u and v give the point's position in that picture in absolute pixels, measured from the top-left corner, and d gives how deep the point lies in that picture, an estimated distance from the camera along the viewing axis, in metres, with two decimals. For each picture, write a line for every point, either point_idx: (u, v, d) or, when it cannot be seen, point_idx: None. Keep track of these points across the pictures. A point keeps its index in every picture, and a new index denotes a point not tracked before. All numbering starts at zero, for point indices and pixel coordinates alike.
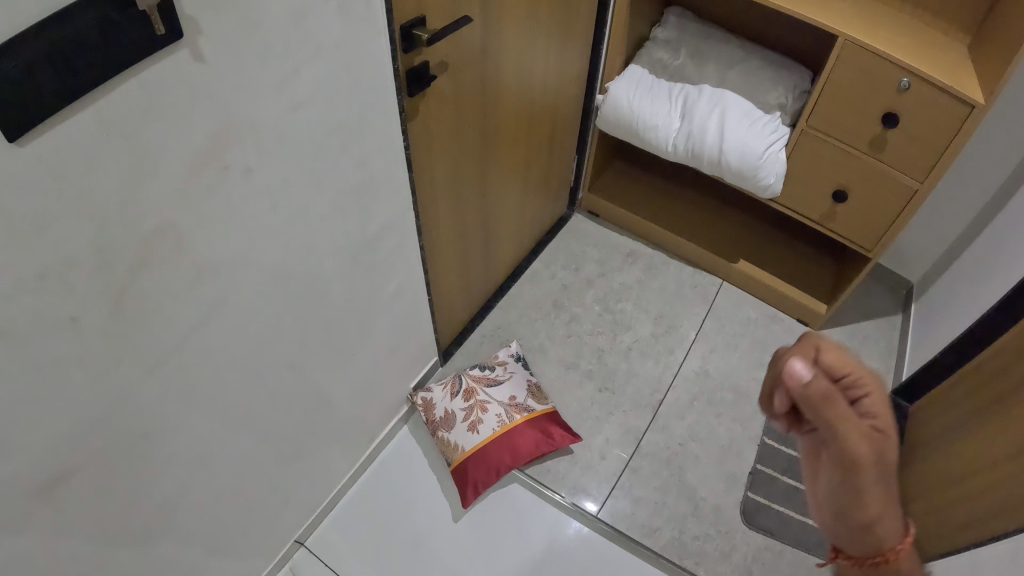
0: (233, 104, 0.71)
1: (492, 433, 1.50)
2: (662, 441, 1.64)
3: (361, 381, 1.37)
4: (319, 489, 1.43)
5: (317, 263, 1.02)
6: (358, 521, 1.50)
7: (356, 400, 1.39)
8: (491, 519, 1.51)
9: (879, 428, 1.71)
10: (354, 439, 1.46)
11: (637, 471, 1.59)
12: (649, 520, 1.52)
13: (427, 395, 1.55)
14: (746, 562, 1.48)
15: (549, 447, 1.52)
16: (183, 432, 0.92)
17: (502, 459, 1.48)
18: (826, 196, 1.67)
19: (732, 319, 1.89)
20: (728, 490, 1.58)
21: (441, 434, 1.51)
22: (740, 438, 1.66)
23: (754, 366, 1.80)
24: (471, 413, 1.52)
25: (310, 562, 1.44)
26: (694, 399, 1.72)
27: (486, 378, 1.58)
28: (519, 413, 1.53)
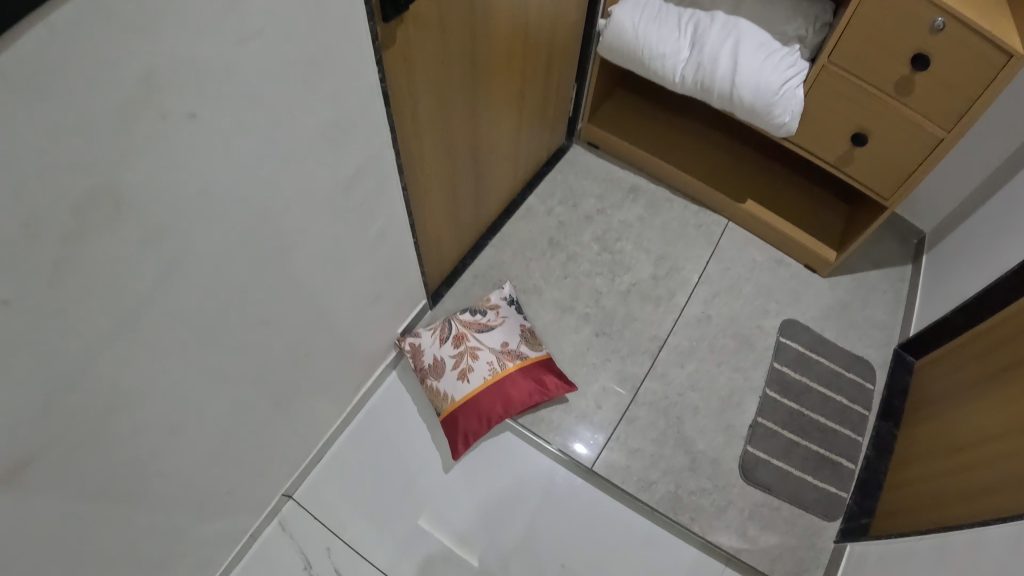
0: (166, 44, 0.60)
1: (484, 381, 1.40)
2: (661, 389, 1.58)
3: (344, 331, 1.29)
4: (306, 442, 1.38)
5: (285, 213, 0.92)
6: (348, 471, 1.46)
7: (339, 350, 1.32)
8: (483, 471, 1.47)
9: (883, 383, 1.69)
10: (339, 389, 1.40)
11: (634, 422, 1.54)
12: (644, 473, 1.49)
13: (415, 341, 1.46)
14: (742, 518, 1.48)
15: (543, 397, 1.43)
16: (150, 406, 0.86)
17: (493, 409, 1.39)
18: (845, 137, 1.57)
19: (737, 262, 1.81)
20: (727, 444, 1.55)
21: (430, 381, 1.42)
22: (740, 389, 1.61)
23: (758, 313, 1.73)
24: (462, 360, 1.42)
25: (299, 515, 1.41)
26: (694, 346, 1.65)
27: (477, 323, 1.48)
28: (512, 361, 1.43)
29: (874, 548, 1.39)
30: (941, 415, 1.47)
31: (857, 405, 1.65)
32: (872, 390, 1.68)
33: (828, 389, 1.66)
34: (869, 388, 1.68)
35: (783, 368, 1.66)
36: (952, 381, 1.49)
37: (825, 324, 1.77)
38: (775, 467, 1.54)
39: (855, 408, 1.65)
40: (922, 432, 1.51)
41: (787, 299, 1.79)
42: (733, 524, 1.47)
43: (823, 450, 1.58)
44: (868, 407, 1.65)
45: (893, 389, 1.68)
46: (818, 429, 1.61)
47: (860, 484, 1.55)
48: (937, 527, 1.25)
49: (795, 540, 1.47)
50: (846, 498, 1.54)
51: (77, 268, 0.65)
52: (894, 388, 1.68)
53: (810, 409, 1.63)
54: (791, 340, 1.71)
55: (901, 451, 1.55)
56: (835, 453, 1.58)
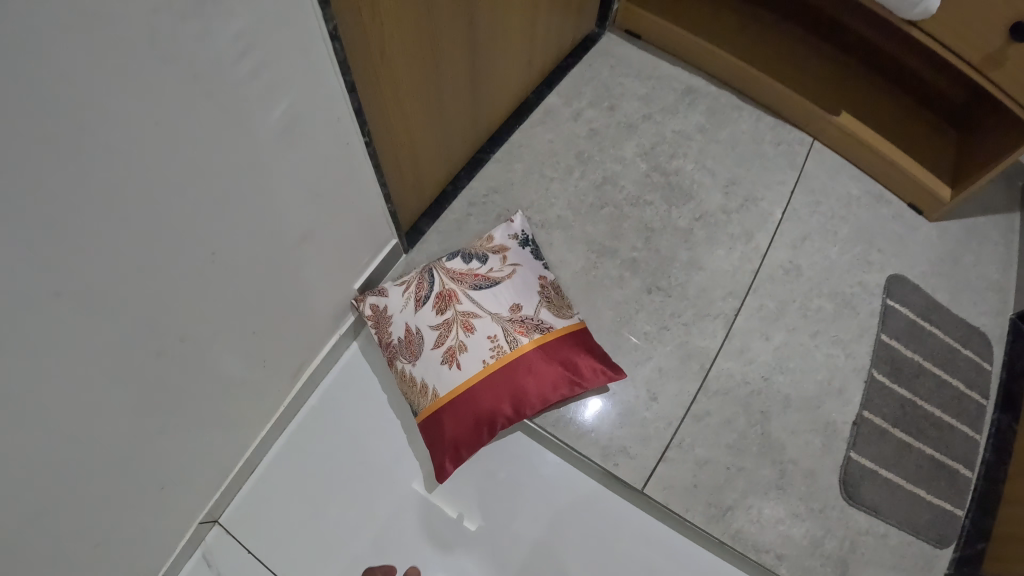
0: None
1: (483, 369, 0.87)
2: (738, 371, 1.08)
3: (270, 295, 0.81)
4: (217, 455, 0.93)
5: (69, 61, 0.43)
6: (293, 482, 1.03)
7: (264, 325, 0.84)
8: (489, 491, 1.00)
9: (1002, 360, 1.23)
10: (266, 382, 0.94)
11: (702, 421, 1.05)
12: (716, 486, 1.02)
13: (378, 303, 0.92)
14: (840, 552, 1.03)
15: (573, 390, 0.88)
16: None
17: (499, 410, 0.86)
18: (1000, 26, 1.01)
19: (830, 195, 1.31)
20: (826, 451, 1.07)
21: (400, 365, 0.90)
22: (844, 371, 1.11)
23: (859, 265, 1.26)
24: (449, 335, 0.88)
25: (227, 546, 0.99)
26: (783, 311, 1.12)
27: (474, 277, 0.92)
28: (527, 336, 0.88)
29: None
30: None
31: (975, 392, 1.19)
32: (990, 371, 1.22)
33: (942, 369, 1.20)
34: (989, 370, 1.22)
35: (892, 343, 1.20)
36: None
37: (936, 282, 1.29)
38: (883, 480, 1.09)
39: (972, 397, 1.19)
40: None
41: (892, 248, 1.31)
42: (829, 561, 1.02)
43: (937, 454, 1.13)
44: (984, 394, 1.20)
45: (1010, 369, 1.22)
46: (935, 426, 1.15)
47: (977, 498, 1.12)
48: None
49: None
50: (962, 516, 1.10)
51: None
52: (1017, 368, 1.22)
53: (923, 398, 1.17)
54: (900, 305, 1.24)
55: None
56: (952, 458, 1.14)
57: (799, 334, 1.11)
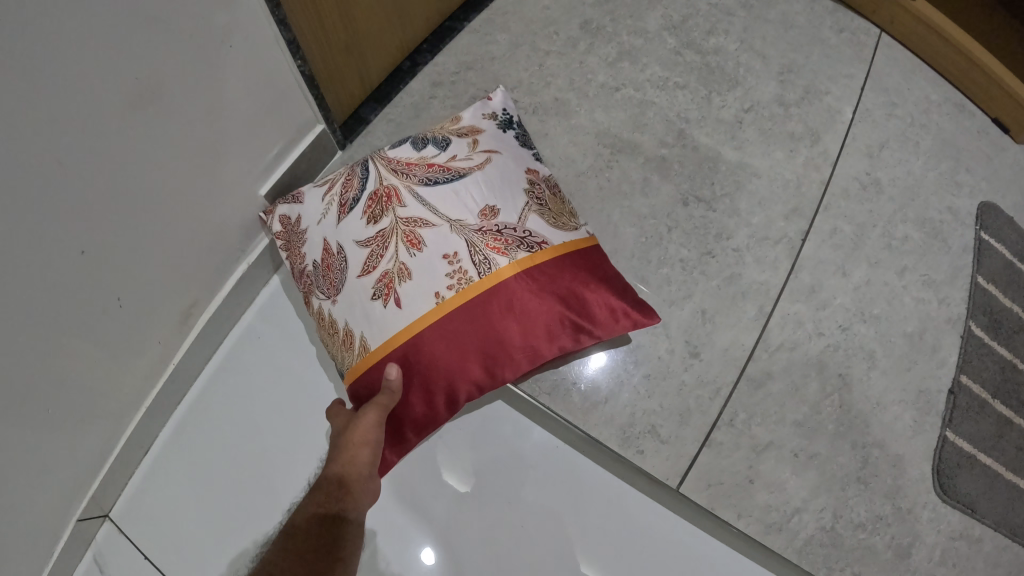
0: None
1: (436, 309, 0.57)
2: (806, 318, 0.79)
3: (97, 181, 0.52)
4: (72, 439, 0.64)
5: None
6: (199, 461, 0.77)
7: (104, 235, 0.55)
8: (470, 476, 0.71)
9: None
10: (135, 331, 0.65)
11: (762, 390, 0.76)
12: (774, 477, 0.74)
13: (289, 216, 0.66)
14: (931, 570, 0.75)
15: (571, 341, 0.60)
16: None
17: (462, 373, 0.57)
18: None
19: (907, 96, 1.01)
20: (918, 430, 0.79)
21: (317, 303, 0.63)
22: (937, 321, 0.82)
23: (947, 187, 0.97)
24: (385, 255, 0.59)
25: (121, 554, 0.74)
26: (861, 239, 0.83)
27: (431, 169, 0.63)
28: (505, 256, 0.58)
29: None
30: None
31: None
32: None
33: None
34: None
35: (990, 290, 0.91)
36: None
37: None
38: (980, 467, 0.80)
39: None
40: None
41: (981, 168, 1.00)
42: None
43: None
44: None
45: None
46: None
47: None
48: None
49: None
50: None
51: None
52: None
53: None
54: (996, 242, 0.95)
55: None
56: None
57: (883, 270, 0.82)
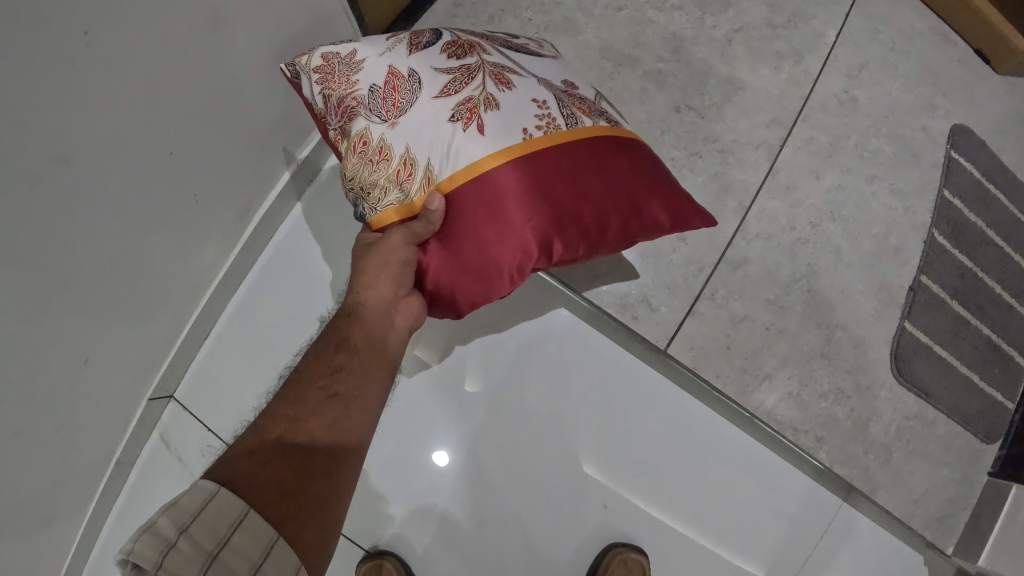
0: None
1: (509, 153, 0.59)
2: (782, 216, 0.89)
3: (188, 96, 0.62)
4: (151, 319, 0.75)
5: None
6: (248, 350, 0.90)
7: (192, 140, 0.66)
8: (505, 364, 0.83)
9: None
10: (205, 225, 0.76)
11: (739, 272, 0.87)
12: (749, 346, 0.86)
13: (337, 52, 0.62)
14: (886, 442, 0.89)
15: (622, 232, 0.64)
16: None
17: (522, 228, 0.60)
18: None
19: (891, 21, 1.09)
20: (879, 317, 0.90)
21: (362, 126, 0.61)
22: (902, 225, 0.92)
23: (922, 107, 1.06)
24: (469, 85, 0.61)
25: (184, 426, 0.88)
26: (837, 147, 0.93)
27: (509, 46, 0.70)
28: (590, 117, 0.64)
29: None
30: None
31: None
32: None
33: (1004, 239, 1.03)
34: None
35: (956, 204, 1.02)
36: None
37: (1003, 143, 1.10)
38: (937, 358, 0.95)
39: None
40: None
41: (957, 93, 1.09)
42: (874, 447, 0.89)
43: (996, 337, 0.98)
44: None
45: None
46: (993, 302, 0.99)
47: None
48: None
49: (950, 477, 0.92)
50: (1012, 410, 0.96)
51: None
52: None
53: (985, 270, 1.01)
54: (965, 161, 1.05)
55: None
56: (1009, 343, 0.99)
57: (854, 177, 0.92)
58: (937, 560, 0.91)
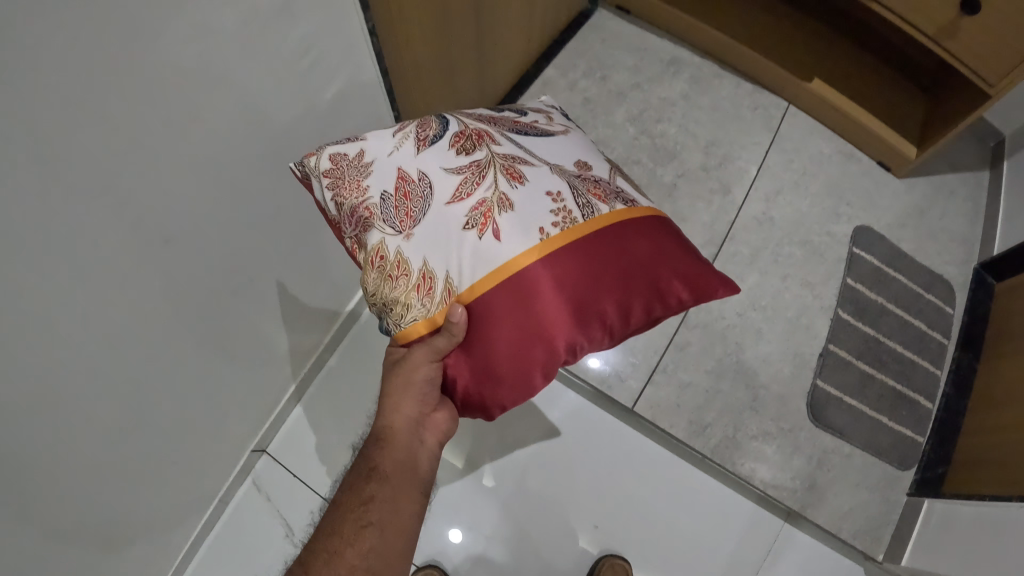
0: None
1: (529, 257, 0.61)
2: (715, 309, 1.29)
3: (311, 252, 0.97)
4: (270, 389, 1.10)
5: (203, 106, 0.59)
6: (321, 420, 1.23)
7: (309, 277, 1.02)
8: (526, 429, 1.18)
9: (965, 305, 1.38)
10: (309, 326, 1.11)
11: (684, 350, 1.25)
12: (696, 410, 1.21)
13: (346, 153, 0.66)
14: (809, 469, 1.20)
15: (647, 313, 0.66)
16: (23, 416, 0.58)
17: (545, 333, 0.61)
18: (955, 5, 1.22)
19: (804, 151, 1.47)
20: (793, 377, 1.25)
21: (377, 240, 0.64)
22: (811, 308, 1.30)
23: (828, 217, 1.40)
24: (481, 184, 0.63)
25: (273, 473, 1.19)
26: (757, 255, 1.34)
27: (520, 126, 0.74)
28: (606, 204, 0.67)
29: (964, 509, 1.10)
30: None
31: (936, 332, 1.35)
32: (951, 314, 1.37)
33: (905, 311, 1.35)
34: (950, 313, 1.38)
35: (858, 287, 1.35)
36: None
37: (903, 233, 1.44)
38: (847, 406, 1.24)
39: (935, 335, 1.35)
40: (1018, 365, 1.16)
41: (860, 201, 1.45)
42: (798, 475, 1.20)
43: (900, 386, 1.29)
44: (947, 334, 1.35)
45: (972, 314, 1.36)
46: (895, 359, 1.30)
47: (938, 428, 1.26)
48: None
49: (873, 498, 1.21)
50: (921, 443, 1.26)
51: None
52: (975, 312, 1.36)
53: (887, 335, 1.32)
54: (864, 253, 1.39)
55: (986, 387, 1.24)
56: (913, 390, 1.29)
57: (770, 277, 1.32)
58: (871, 565, 1.17)
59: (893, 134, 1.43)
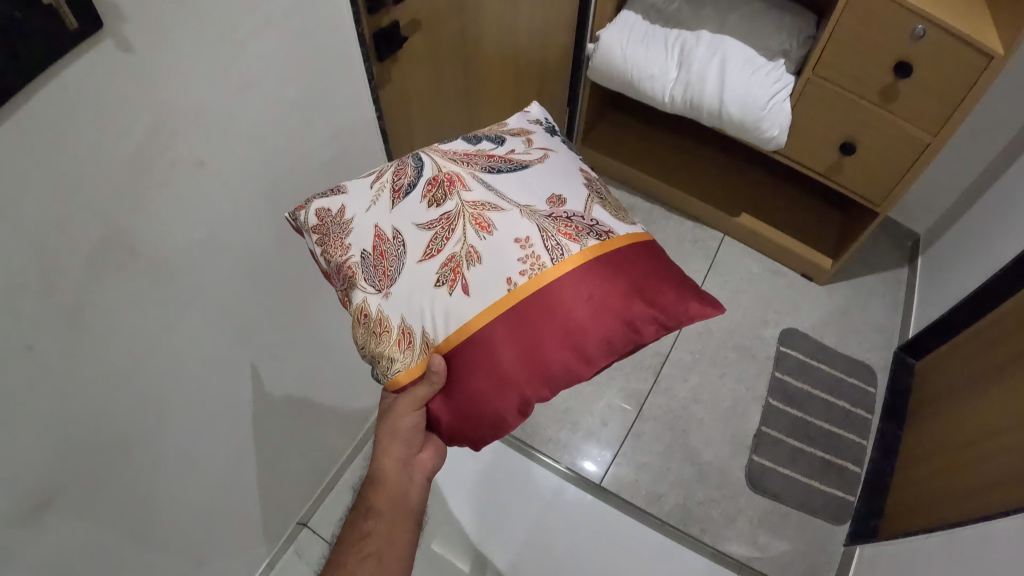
0: (172, 104, 0.66)
1: (495, 307, 0.69)
2: (664, 404, 1.63)
3: (352, 366, 1.35)
4: (321, 475, 1.44)
5: (286, 266, 0.97)
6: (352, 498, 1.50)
7: (353, 386, 1.39)
8: (517, 505, 1.48)
9: (885, 385, 1.69)
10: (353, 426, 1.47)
11: (639, 436, 1.58)
12: (653, 487, 1.52)
13: (330, 210, 0.79)
14: (752, 527, 1.49)
15: (618, 346, 0.72)
16: (171, 465, 0.91)
17: (513, 379, 0.70)
18: (833, 147, 1.64)
19: (735, 274, 1.87)
20: (733, 452, 1.57)
21: (361, 299, 0.74)
22: (743, 399, 1.64)
23: (757, 324, 1.77)
24: (450, 240, 0.72)
25: (312, 542, 1.44)
26: (697, 360, 1.70)
27: (498, 161, 0.81)
28: (577, 243, 0.72)
29: (884, 549, 1.36)
30: (941, 412, 1.47)
31: (860, 409, 1.66)
32: (874, 393, 1.69)
33: (830, 395, 1.67)
34: (871, 391, 1.69)
35: (785, 378, 1.68)
36: (962, 374, 1.45)
37: (825, 331, 1.78)
38: (781, 474, 1.55)
39: (858, 412, 1.65)
40: (932, 428, 1.47)
41: (786, 309, 1.81)
42: (742, 533, 1.48)
43: (827, 455, 1.58)
44: (870, 410, 1.66)
45: (894, 391, 1.68)
46: (822, 436, 1.61)
47: (867, 486, 1.54)
48: (944, 523, 1.22)
49: (811, 548, 1.47)
50: (853, 501, 1.53)
51: (95, 303, 0.66)
52: (897, 389, 1.68)
53: (814, 415, 1.64)
54: (790, 350, 1.73)
55: (904, 451, 1.54)
56: (840, 458, 1.59)
57: (711, 376, 1.68)
58: None
59: (811, 250, 1.80)
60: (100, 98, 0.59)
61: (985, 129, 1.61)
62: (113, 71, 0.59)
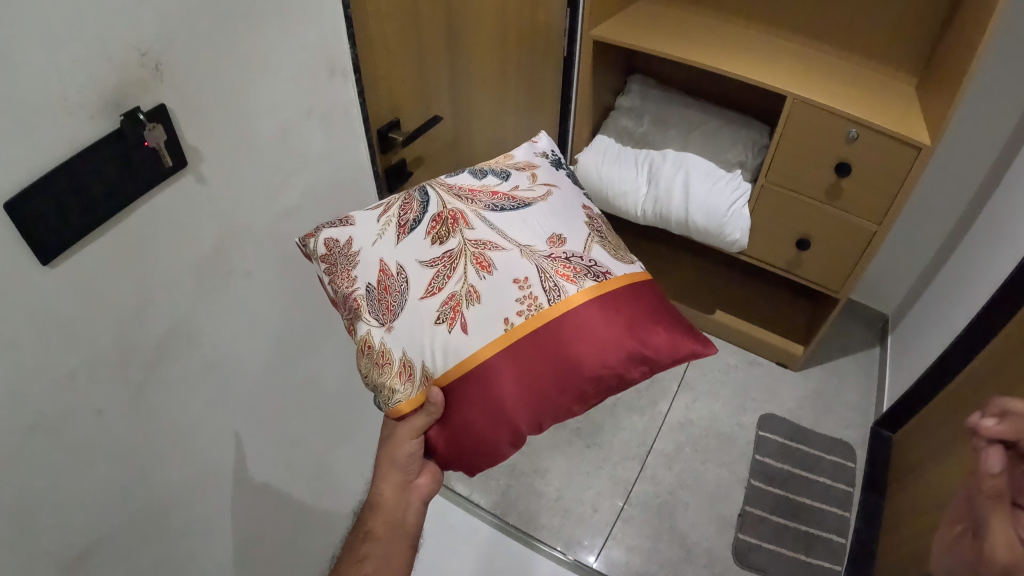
0: (229, 219, 0.83)
1: (495, 343, 0.83)
2: (652, 490, 1.73)
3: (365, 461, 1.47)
4: None
5: (303, 362, 1.12)
6: None
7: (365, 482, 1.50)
8: None
9: (863, 459, 1.79)
10: None
11: (630, 521, 1.67)
12: (644, 567, 1.60)
13: (338, 240, 0.92)
14: None
15: (606, 383, 0.85)
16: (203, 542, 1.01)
17: (511, 411, 0.82)
18: (791, 244, 1.82)
19: (713, 367, 2.02)
20: (720, 532, 1.66)
21: (364, 331, 0.87)
22: (726, 481, 1.74)
23: (736, 411, 1.90)
24: (450, 278, 0.86)
25: None
26: (680, 447, 1.81)
27: (506, 197, 0.96)
28: (575, 284, 0.85)
29: None
30: (916, 478, 1.57)
31: (841, 483, 1.75)
32: (853, 467, 1.78)
33: (812, 472, 1.77)
34: (851, 465, 1.79)
35: (766, 459, 1.79)
36: (931, 442, 1.57)
37: (802, 413, 1.91)
38: (768, 549, 1.63)
39: (840, 486, 1.74)
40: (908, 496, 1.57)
41: (763, 395, 1.95)
42: None
43: (810, 529, 1.66)
44: (851, 483, 1.75)
45: (873, 463, 1.78)
46: (805, 511, 1.69)
47: (851, 557, 1.61)
48: None
49: None
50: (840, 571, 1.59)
51: (159, 377, 0.81)
52: (875, 462, 1.78)
53: (796, 492, 1.73)
54: (769, 434, 1.85)
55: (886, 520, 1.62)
56: (824, 530, 1.66)
57: (695, 460, 1.79)
58: None
59: (782, 338, 1.95)
60: (182, 215, 0.76)
61: (925, 216, 1.82)
62: (192, 195, 0.77)
